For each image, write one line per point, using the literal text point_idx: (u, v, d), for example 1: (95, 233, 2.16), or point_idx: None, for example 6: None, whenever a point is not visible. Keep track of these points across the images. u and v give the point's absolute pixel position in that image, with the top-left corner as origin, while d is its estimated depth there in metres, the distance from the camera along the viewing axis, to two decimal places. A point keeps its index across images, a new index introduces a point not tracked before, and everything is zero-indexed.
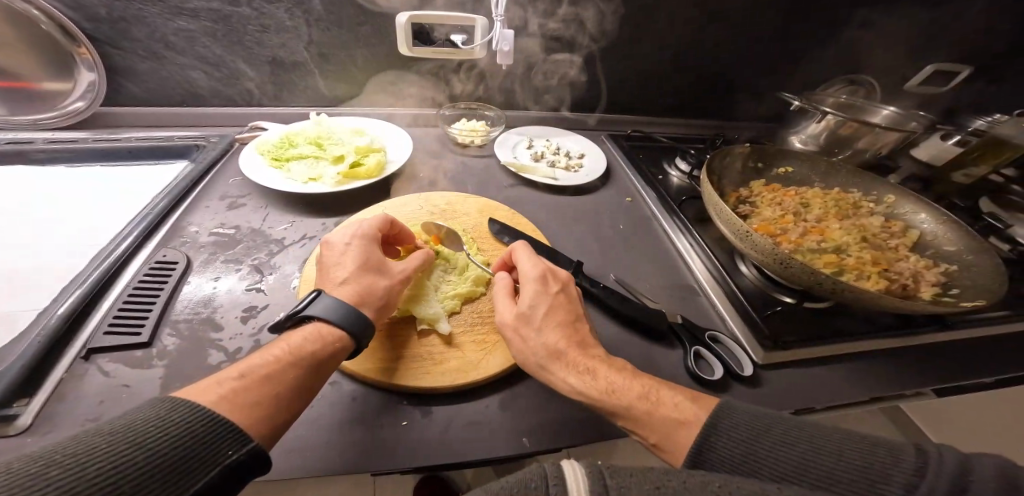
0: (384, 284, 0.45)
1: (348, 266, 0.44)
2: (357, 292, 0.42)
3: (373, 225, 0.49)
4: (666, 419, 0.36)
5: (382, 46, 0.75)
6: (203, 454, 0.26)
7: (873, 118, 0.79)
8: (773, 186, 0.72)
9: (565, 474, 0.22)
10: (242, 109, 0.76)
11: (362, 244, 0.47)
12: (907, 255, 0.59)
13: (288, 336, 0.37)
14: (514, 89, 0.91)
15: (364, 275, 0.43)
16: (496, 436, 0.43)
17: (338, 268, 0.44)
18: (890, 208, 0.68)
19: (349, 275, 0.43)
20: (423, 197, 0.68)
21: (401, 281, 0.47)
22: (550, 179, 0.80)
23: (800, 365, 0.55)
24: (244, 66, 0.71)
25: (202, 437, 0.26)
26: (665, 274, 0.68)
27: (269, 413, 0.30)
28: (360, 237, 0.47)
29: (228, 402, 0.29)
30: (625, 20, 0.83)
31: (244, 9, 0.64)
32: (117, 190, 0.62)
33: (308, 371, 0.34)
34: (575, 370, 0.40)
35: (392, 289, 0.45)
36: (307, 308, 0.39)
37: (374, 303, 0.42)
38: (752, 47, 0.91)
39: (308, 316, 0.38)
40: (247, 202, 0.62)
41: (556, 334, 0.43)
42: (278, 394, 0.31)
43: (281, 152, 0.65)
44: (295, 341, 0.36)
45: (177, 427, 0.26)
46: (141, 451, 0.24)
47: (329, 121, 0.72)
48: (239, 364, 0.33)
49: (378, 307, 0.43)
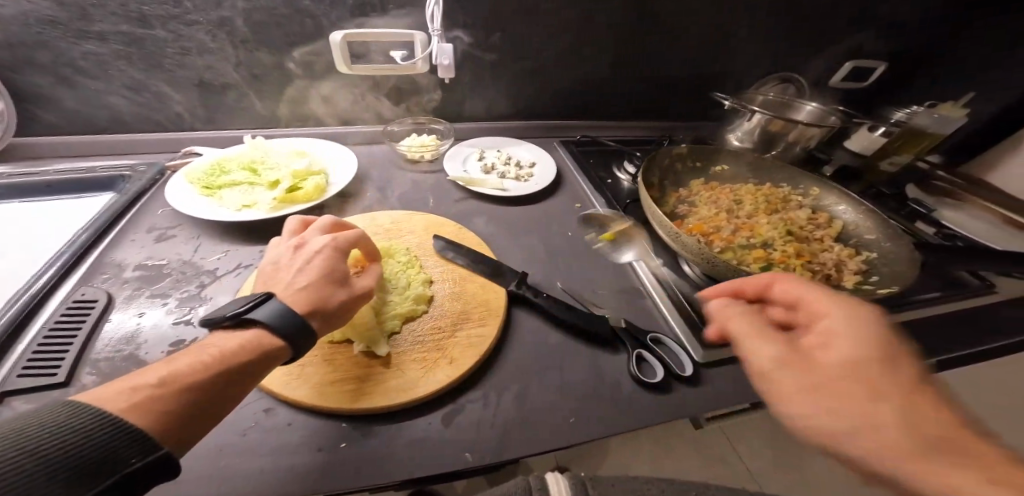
0: (340, 297, 0.44)
1: (309, 274, 0.44)
2: (307, 301, 0.41)
3: (351, 237, 0.50)
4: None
5: (317, 65, 0.74)
6: (103, 458, 0.24)
7: (798, 114, 0.84)
8: (711, 185, 0.75)
9: (549, 483, 0.27)
10: (174, 134, 0.73)
11: (333, 253, 0.47)
12: (831, 245, 0.63)
13: (217, 343, 0.36)
14: (461, 101, 0.91)
15: (324, 285, 0.43)
16: (441, 452, 0.43)
17: (298, 275, 0.44)
18: (816, 200, 0.72)
19: (308, 283, 0.43)
20: (366, 217, 0.67)
21: (361, 296, 0.46)
22: (498, 190, 0.81)
23: (739, 361, 0.57)
24: (168, 90, 0.69)
25: (103, 443, 0.25)
26: (613, 278, 0.69)
27: (182, 419, 0.29)
28: (332, 246, 0.47)
29: (138, 412, 0.27)
30: (563, 29, 0.84)
31: (159, 32, 0.62)
32: (35, 225, 0.59)
33: (228, 378, 0.33)
34: (828, 410, 0.27)
35: (344, 304, 0.44)
36: (251, 311, 0.38)
37: (323, 314, 0.41)
38: (689, 51, 0.94)
39: (249, 319, 0.38)
40: (177, 234, 0.60)
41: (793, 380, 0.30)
42: (191, 404, 0.30)
43: (213, 180, 0.62)
44: (224, 347, 0.35)
45: (78, 431, 0.25)
46: (34, 456, 0.23)
47: (266, 144, 0.69)
48: (155, 372, 0.31)
49: (325, 319, 0.42)
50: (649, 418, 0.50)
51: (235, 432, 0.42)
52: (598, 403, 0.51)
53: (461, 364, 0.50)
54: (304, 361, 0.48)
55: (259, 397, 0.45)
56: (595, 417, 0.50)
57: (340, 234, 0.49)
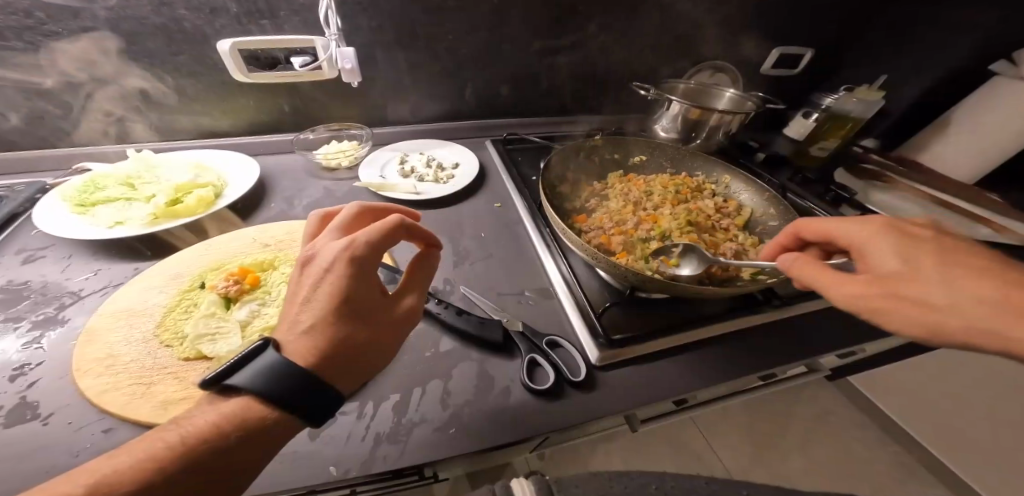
0: (354, 333, 0.35)
1: (317, 306, 0.35)
2: (311, 349, 0.33)
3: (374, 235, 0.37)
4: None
5: (209, 73, 0.71)
6: None
7: (718, 102, 0.82)
8: (627, 177, 0.73)
9: (512, 489, 0.24)
10: (62, 150, 0.71)
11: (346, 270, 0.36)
12: (734, 235, 0.61)
13: (200, 414, 0.30)
14: (380, 104, 0.89)
15: (330, 322, 0.34)
16: (298, 469, 0.42)
17: (305, 306, 0.35)
18: (727, 188, 0.70)
19: (312, 321, 0.34)
20: (260, 227, 0.65)
21: (382, 327, 0.37)
22: (413, 193, 0.78)
23: (637, 362, 0.55)
24: (44, 104, 0.66)
25: None
26: (522, 280, 0.67)
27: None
28: (341, 260, 0.35)
29: None
30: (475, 26, 0.82)
31: (17, 43, 0.59)
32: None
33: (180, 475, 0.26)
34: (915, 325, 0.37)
35: (359, 343, 0.35)
36: (241, 372, 0.31)
37: (330, 362, 0.33)
38: (612, 43, 0.93)
39: (238, 383, 0.30)
40: (48, 254, 0.57)
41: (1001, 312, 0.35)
42: None
43: (86, 197, 0.60)
44: (193, 426, 0.29)
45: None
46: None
47: (152, 157, 0.67)
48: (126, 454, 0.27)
49: (337, 366, 0.33)
50: (534, 425, 0.48)
51: None
52: (481, 411, 0.49)
53: None
54: (152, 379, 0.43)
55: (101, 417, 0.40)
56: (475, 425, 0.47)
57: (357, 236, 0.36)
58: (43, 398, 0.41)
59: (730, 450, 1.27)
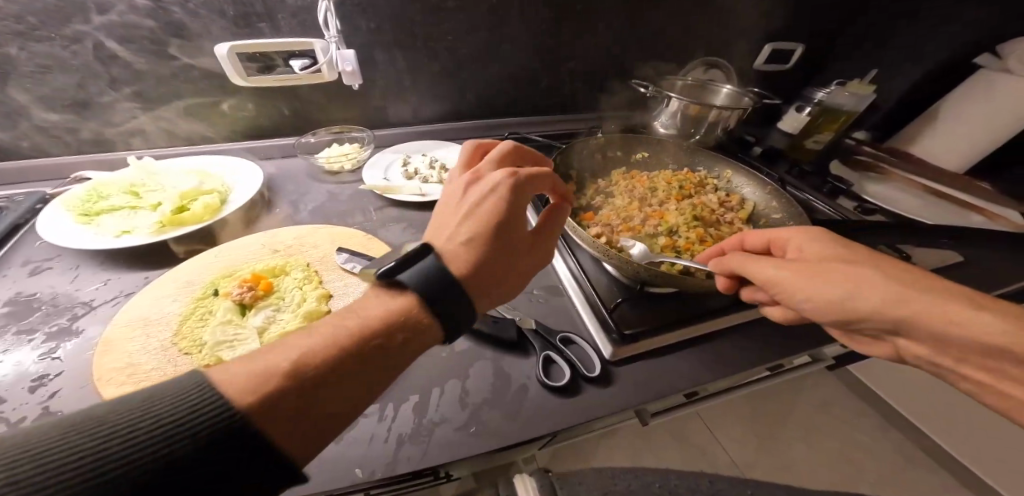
0: (503, 255, 0.37)
1: (476, 224, 0.37)
2: (467, 263, 0.35)
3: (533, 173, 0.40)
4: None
5: (207, 78, 0.71)
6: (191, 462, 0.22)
7: (716, 97, 0.83)
8: (631, 173, 0.74)
9: None
10: (60, 159, 0.70)
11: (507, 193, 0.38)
12: (739, 229, 0.62)
13: (365, 307, 0.32)
14: (380, 106, 0.89)
15: (486, 240, 0.36)
16: (324, 472, 0.42)
17: (463, 221, 0.37)
18: (729, 183, 0.72)
19: (472, 235, 0.36)
20: (268, 233, 0.64)
21: (521, 256, 0.39)
22: (418, 195, 0.78)
23: (649, 355, 0.57)
24: (41, 112, 0.65)
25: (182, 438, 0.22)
26: (531, 278, 0.68)
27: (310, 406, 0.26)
28: (504, 184, 0.38)
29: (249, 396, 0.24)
30: (473, 25, 0.82)
31: (11, 51, 0.58)
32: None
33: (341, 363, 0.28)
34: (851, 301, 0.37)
35: (504, 265, 0.37)
36: (406, 271, 0.32)
37: (479, 283, 0.35)
38: (611, 41, 0.93)
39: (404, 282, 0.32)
40: (55, 265, 0.57)
41: (863, 284, 0.36)
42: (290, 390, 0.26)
43: (90, 206, 0.59)
44: (365, 318, 0.31)
45: (190, 405, 0.23)
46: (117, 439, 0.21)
47: (154, 164, 0.66)
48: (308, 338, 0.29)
49: (483, 287, 0.35)
50: (552, 421, 0.49)
51: None
52: (498, 410, 0.49)
53: None
54: None
55: None
56: (494, 423, 0.48)
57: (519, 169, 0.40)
58: (66, 408, 0.40)
59: (733, 439, 1.30)
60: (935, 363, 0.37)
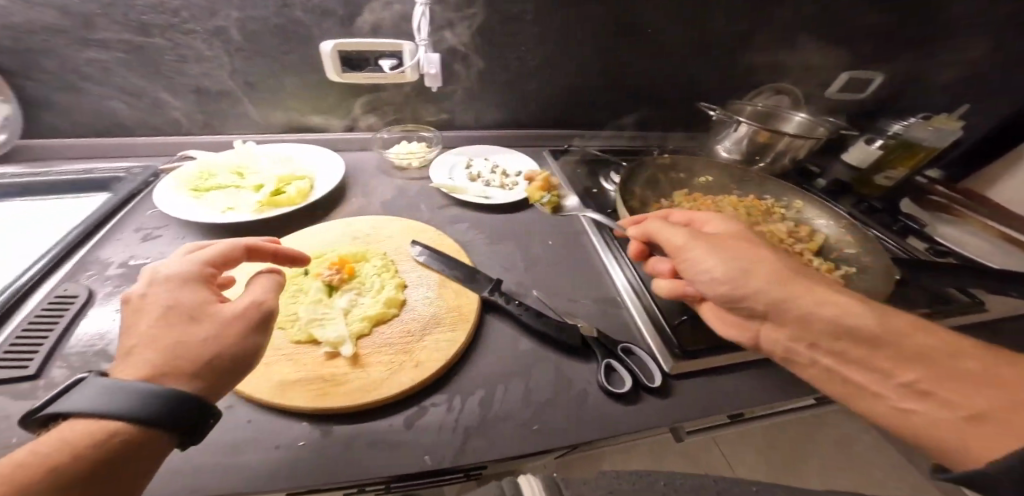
0: (199, 335, 0.32)
1: (138, 328, 0.32)
2: (148, 366, 0.30)
3: (199, 262, 0.39)
4: (935, 351, 0.33)
5: (309, 74, 0.77)
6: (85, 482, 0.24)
7: (786, 125, 0.82)
8: (693, 196, 0.74)
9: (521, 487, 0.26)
10: (170, 138, 0.76)
11: (175, 286, 0.36)
12: (809, 260, 0.62)
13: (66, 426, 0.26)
14: (450, 110, 0.92)
15: (166, 329, 0.32)
16: (400, 451, 0.45)
17: (131, 330, 0.33)
18: (799, 213, 0.71)
19: (137, 342, 0.31)
20: (347, 221, 0.69)
21: (231, 331, 0.34)
22: (482, 198, 0.81)
23: (710, 373, 0.57)
24: (166, 96, 0.72)
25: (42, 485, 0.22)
26: (589, 288, 0.69)
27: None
28: (171, 279, 0.36)
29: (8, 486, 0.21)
30: (553, 39, 0.85)
31: (159, 40, 0.66)
32: (31, 227, 0.62)
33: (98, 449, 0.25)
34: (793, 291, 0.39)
35: (213, 340, 0.33)
36: (59, 401, 0.26)
37: (186, 370, 0.30)
38: (681, 63, 0.94)
39: (62, 412, 0.26)
40: (163, 234, 0.62)
41: (754, 257, 0.42)
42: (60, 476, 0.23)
43: (201, 182, 0.65)
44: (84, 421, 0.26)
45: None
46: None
47: (255, 148, 0.72)
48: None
49: (195, 376, 0.31)
50: (615, 426, 0.50)
51: None
52: (560, 411, 0.51)
53: (426, 368, 0.51)
54: (272, 359, 0.50)
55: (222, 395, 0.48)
56: (555, 424, 0.50)
57: (193, 264, 0.39)
58: None
59: None
60: (792, 349, 0.40)
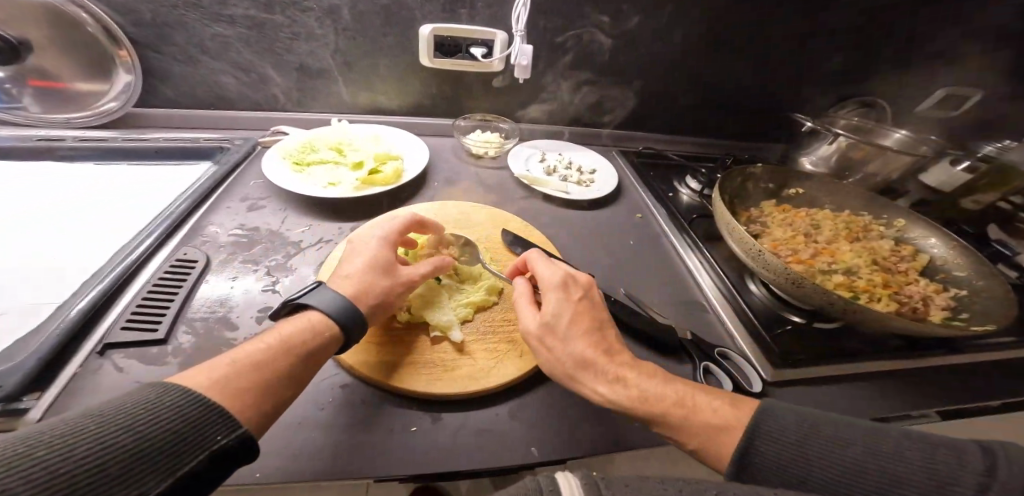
0: (385, 285, 0.45)
1: (358, 263, 0.46)
2: (354, 290, 0.43)
3: (397, 228, 0.51)
4: (710, 426, 0.38)
5: (405, 57, 0.78)
6: (195, 438, 0.26)
7: (884, 141, 0.80)
8: (784, 207, 0.72)
9: (560, 484, 0.25)
10: (266, 113, 0.79)
11: (381, 244, 0.49)
12: (916, 279, 0.60)
13: (282, 326, 0.38)
14: (528, 103, 0.92)
15: (369, 273, 0.45)
16: (509, 442, 0.45)
17: (349, 263, 0.46)
18: (900, 232, 0.69)
19: (355, 272, 0.45)
20: (438, 205, 0.70)
21: (405, 286, 0.47)
22: (561, 192, 0.81)
23: (810, 383, 0.55)
24: (272, 72, 0.74)
25: (193, 422, 0.26)
26: (676, 291, 0.68)
27: (257, 400, 0.31)
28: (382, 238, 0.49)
29: (219, 387, 0.30)
30: (642, 38, 0.85)
31: (279, 17, 0.68)
32: (114, 203, 0.60)
33: (291, 363, 0.35)
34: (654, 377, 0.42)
35: (391, 292, 0.45)
36: (304, 296, 0.41)
37: (369, 303, 0.43)
38: (764, 70, 0.93)
39: (306, 304, 0.40)
40: (267, 204, 0.64)
41: (585, 342, 0.44)
42: (264, 382, 0.32)
43: (303, 157, 0.67)
44: (288, 330, 0.37)
45: (172, 412, 0.26)
46: (130, 432, 0.24)
47: (351, 128, 0.74)
48: (229, 355, 0.33)
49: (372, 307, 0.43)
50: None
51: (314, 406, 0.44)
52: None
53: (530, 358, 0.51)
54: (385, 339, 0.51)
55: (336, 372, 0.49)
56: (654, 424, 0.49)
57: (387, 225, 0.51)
58: None
59: None
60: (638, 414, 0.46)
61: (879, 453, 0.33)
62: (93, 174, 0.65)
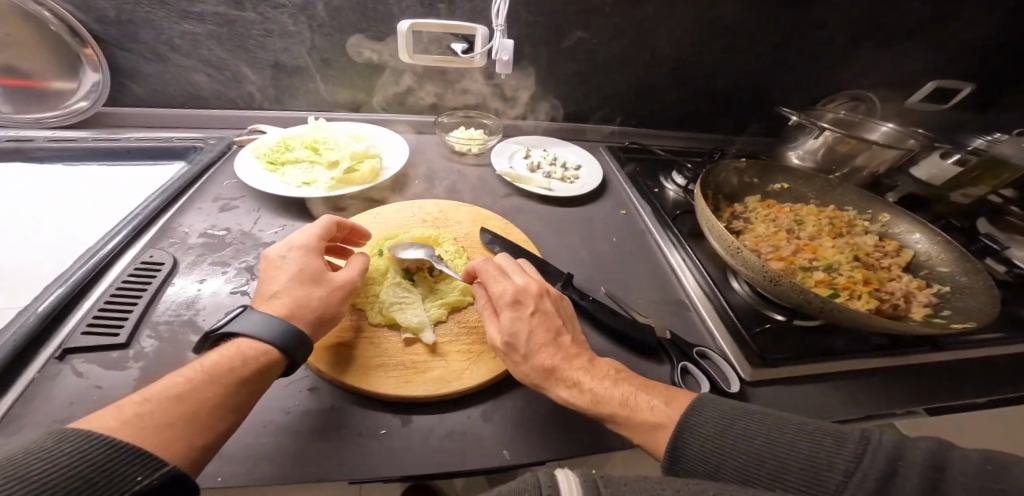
0: (319, 294, 0.43)
1: (279, 280, 0.43)
2: (284, 306, 0.41)
3: (314, 235, 0.49)
4: (647, 426, 0.38)
5: (383, 54, 0.76)
6: (109, 481, 0.24)
7: (871, 136, 0.79)
8: (768, 202, 0.71)
9: (559, 481, 0.22)
10: (242, 112, 0.78)
11: (300, 255, 0.46)
12: (899, 275, 0.59)
13: (204, 357, 0.36)
14: (512, 99, 0.91)
15: (295, 287, 0.43)
16: (478, 446, 0.44)
17: (271, 282, 0.44)
18: (884, 227, 0.68)
19: (279, 289, 0.42)
20: (417, 204, 0.70)
21: (342, 292, 0.46)
22: (544, 189, 0.80)
23: (789, 383, 0.54)
24: (246, 70, 0.73)
25: (104, 463, 0.25)
26: (657, 289, 0.67)
27: (182, 434, 0.28)
28: (296, 248, 0.47)
29: (131, 428, 0.27)
30: (626, 31, 0.83)
31: (250, 14, 0.67)
32: (114, 203, 0.60)
33: (223, 390, 0.33)
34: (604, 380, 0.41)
35: (327, 300, 0.44)
36: (229, 325, 0.39)
37: (306, 315, 0.41)
38: (751, 63, 0.92)
39: (232, 332, 0.38)
40: (240, 205, 0.63)
41: (545, 353, 0.43)
42: (191, 415, 0.30)
43: (277, 156, 0.66)
44: (210, 360, 0.35)
45: (76, 458, 0.24)
46: (24, 484, 0.22)
47: (327, 126, 0.73)
48: (143, 395, 0.30)
49: (312, 318, 0.42)
50: None
51: (280, 409, 0.44)
52: None
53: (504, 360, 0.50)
54: (355, 341, 0.50)
55: (306, 375, 0.48)
56: None
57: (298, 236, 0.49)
58: None
59: None
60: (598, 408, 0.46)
61: (776, 447, 0.32)
62: (64, 175, 0.64)
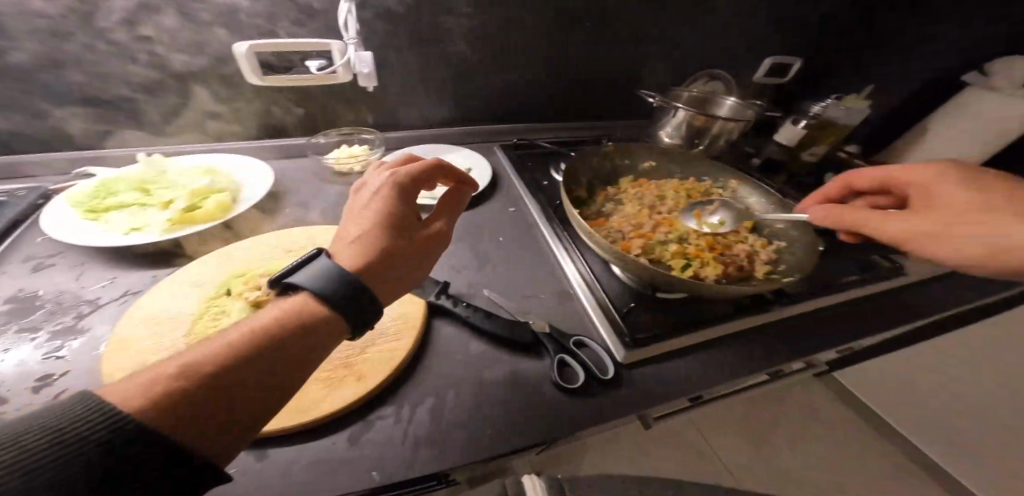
0: (388, 243, 0.40)
1: (360, 224, 0.41)
2: (356, 254, 0.38)
3: (410, 173, 0.46)
4: None
5: (219, 75, 0.72)
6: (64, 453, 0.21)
7: (720, 109, 0.87)
8: (639, 181, 0.76)
9: None
10: (66, 154, 0.70)
11: (386, 197, 0.43)
12: (745, 237, 0.65)
13: (267, 310, 0.32)
14: (392, 109, 0.88)
15: (372, 233, 0.40)
16: (342, 473, 0.41)
17: (348, 226, 0.41)
18: (734, 192, 0.75)
19: (358, 233, 0.40)
20: (280, 233, 0.63)
21: (418, 241, 0.43)
22: (433, 199, 0.77)
23: (661, 360, 0.57)
24: (52, 106, 0.66)
25: (66, 433, 0.21)
26: (542, 282, 0.68)
27: (187, 409, 0.25)
28: (391, 186, 0.44)
29: (135, 398, 0.24)
30: (485, 33, 0.84)
31: (28, 45, 0.60)
32: None
33: (248, 357, 0.28)
34: None
35: (403, 251, 0.41)
36: (292, 274, 0.34)
37: (376, 263, 0.38)
38: (617, 54, 0.97)
39: (294, 284, 0.34)
40: (58, 261, 0.55)
41: None
42: (203, 385, 0.26)
43: (97, 203, 0.59)
44: (264, 320, 0.31)
45: (59, 423, 0.22)
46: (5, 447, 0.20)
47: (165, 161, 0.66)
48: (181, 355, 0.27)
49: (384, 268, 0.39)
50: (571, 423, 0.49)
51: None
52: (513, 410, 0.50)
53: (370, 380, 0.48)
54: None
55: None
56: (509, 424, 0.48)
57: (399, 170, 0.46)
58: None
59: (731, 446, 1.37)
60: None
61: None
62: None
